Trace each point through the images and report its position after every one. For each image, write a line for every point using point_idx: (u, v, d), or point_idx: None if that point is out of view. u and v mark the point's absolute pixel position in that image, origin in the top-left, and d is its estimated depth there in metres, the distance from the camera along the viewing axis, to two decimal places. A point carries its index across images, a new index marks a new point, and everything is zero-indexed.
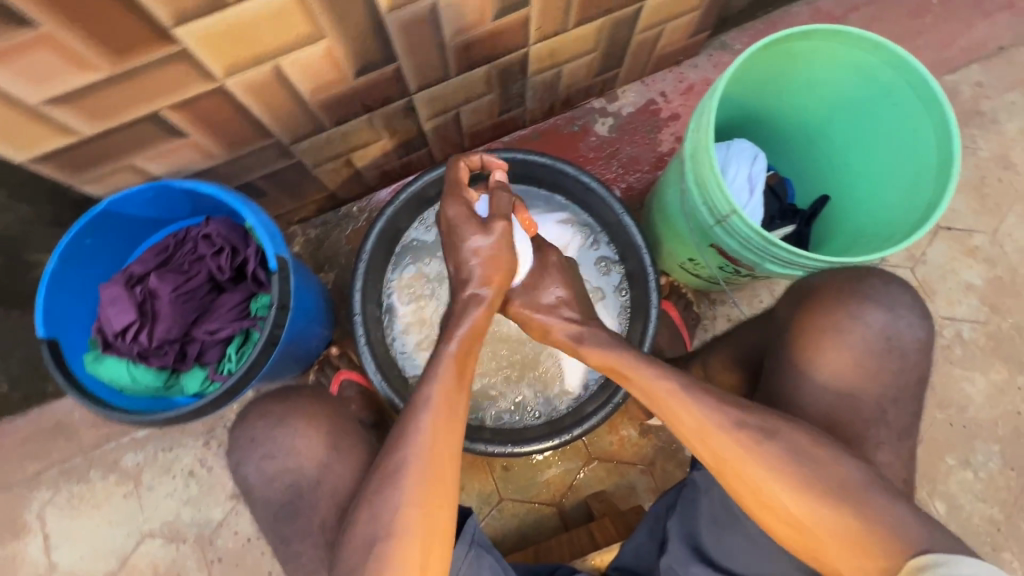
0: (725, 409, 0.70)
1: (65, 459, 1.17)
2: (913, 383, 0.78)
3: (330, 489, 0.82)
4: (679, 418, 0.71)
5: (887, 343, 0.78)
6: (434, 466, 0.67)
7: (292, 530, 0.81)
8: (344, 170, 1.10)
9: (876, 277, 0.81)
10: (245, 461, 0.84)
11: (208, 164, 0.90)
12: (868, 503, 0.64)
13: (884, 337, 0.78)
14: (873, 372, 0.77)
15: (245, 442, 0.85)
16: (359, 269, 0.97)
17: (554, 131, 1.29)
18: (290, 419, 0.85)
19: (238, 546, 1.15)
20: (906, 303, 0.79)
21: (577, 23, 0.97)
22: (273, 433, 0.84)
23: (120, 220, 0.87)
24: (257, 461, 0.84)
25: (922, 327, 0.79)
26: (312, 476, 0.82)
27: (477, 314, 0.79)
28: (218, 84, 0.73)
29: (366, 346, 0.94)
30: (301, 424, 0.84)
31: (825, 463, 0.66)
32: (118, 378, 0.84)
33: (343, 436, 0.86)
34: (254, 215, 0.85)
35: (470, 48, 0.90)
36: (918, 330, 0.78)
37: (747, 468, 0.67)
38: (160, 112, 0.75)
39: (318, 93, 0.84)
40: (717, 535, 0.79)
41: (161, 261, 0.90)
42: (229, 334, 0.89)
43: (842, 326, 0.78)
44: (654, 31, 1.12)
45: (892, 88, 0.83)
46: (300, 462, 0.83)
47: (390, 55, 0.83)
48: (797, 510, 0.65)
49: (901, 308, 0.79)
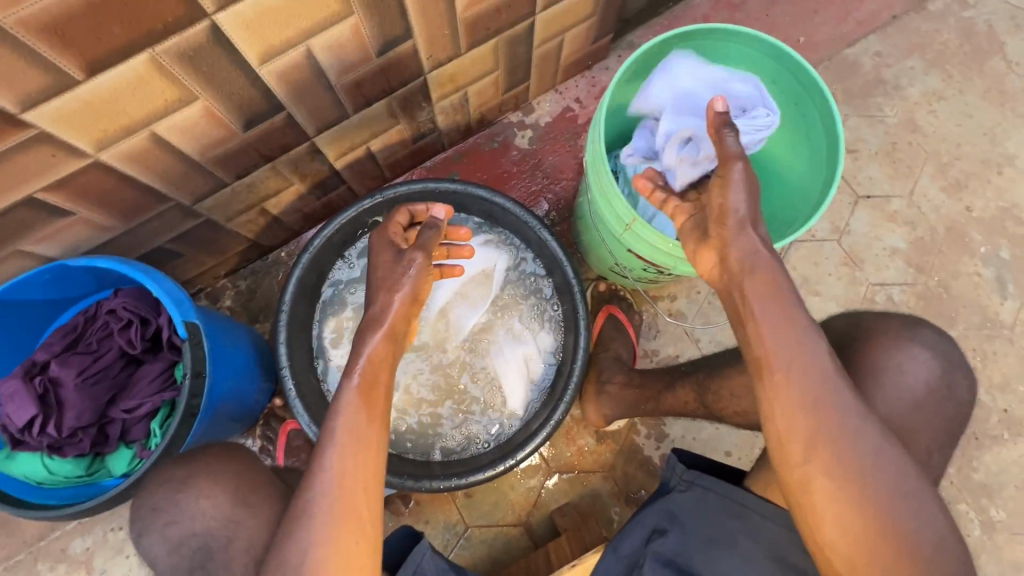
0: (827, 382, 0.62)
1: (9, 555, 1.12)
2: (955, 427, 0.82)
3: (243, 545, 0.77)
4: (797, 382, 0.62)
5: (942, 387, 0.81)
6: (355, 505, 0.66)
7: None
8: (261, 219, 1.08)
9: (930, 326, 0.85)
10: (148, 531, 0.79)
11: (106, 237, 0.87)
12: (896, 509, 0.63)
13: (938, 381, 0.81)
14: (926, 412, 0.80)
15: (147, 512, 0.79)
16: (281, 322, 0.94)
17: (475, 150, 1.29)
18: (194, 479, 0.79)
19: None
20: (943, 350, 0.83)
21: (469, 46, 0.97)
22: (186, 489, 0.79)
23: (17, 307, 0.84)
24: (160, 529, 0.78)
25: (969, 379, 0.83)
26: (221, 535, 0.77)
27: (375, 340, 0.74)
28: (90, 159, 0.71)
29: (298, 399, 0.93)
30: (204, 484, 0.79)
31: (903, 476, 0.62)
32: (33, 473, 0.80)
33: (253, 489, 0.81)
34: (158, 283, 0.82)
35: (362, 85, 0.90)
36: (967, 383, 0.83)
37: (830, 453, 0.61)
38: (35, 195, 0.72)
39: (208, 152, 0.82)
40: (707, 555, 0.80)
41: (69, 342, 0.87)
42: (150, 408, 0.86)
43: (901, 362, 0.80)
44: (555, 42, 1.13)
45: (778, 79, 0.86)
46: (207, 523, 0.78)
47: (275, 104, 0.82)
48: (850, 506, 0.61)
49: (955, 364, 0.83)
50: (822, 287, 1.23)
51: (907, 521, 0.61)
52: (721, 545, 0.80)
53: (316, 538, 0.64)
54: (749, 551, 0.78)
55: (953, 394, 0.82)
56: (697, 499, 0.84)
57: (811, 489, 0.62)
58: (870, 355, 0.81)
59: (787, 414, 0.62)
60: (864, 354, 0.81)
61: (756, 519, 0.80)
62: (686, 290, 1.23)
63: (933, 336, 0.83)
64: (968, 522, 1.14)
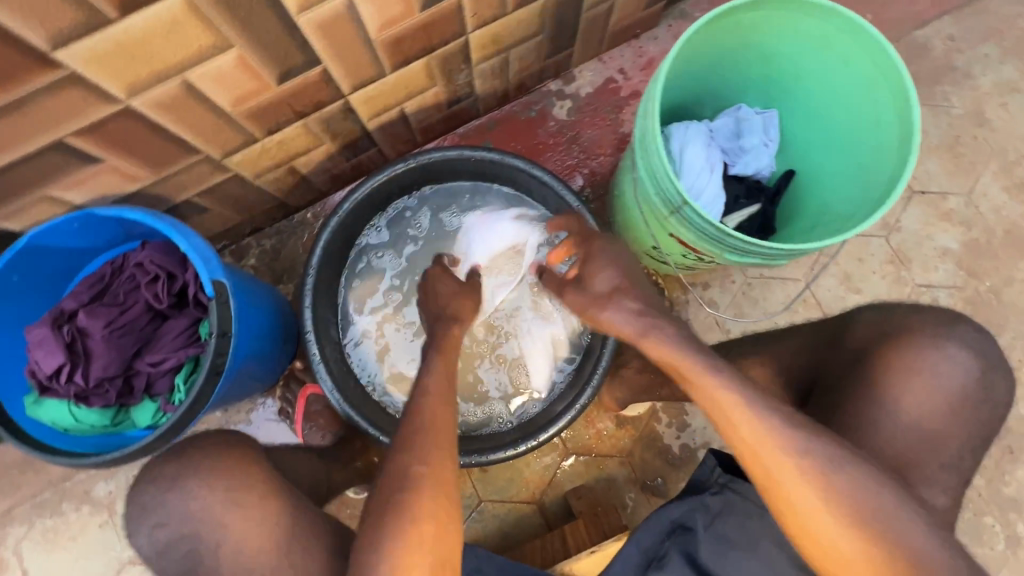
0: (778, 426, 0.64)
1: (36, 493, 1.15)
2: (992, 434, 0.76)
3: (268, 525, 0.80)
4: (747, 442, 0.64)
5: (981, 393, 0.75)
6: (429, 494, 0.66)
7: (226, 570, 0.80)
8: (289, 178, 1.05)
9: (970, 325, 0.79)
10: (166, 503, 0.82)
11: (135, 187, 0.85)
12: (896, 528, 0.61)
13: (976, 386, 0.75)
14: (958, 418, 0.74)
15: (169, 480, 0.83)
16: (308, 285, 0.92)
17: (511, 119, 1.23)
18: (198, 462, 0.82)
19: None
20: (982, 348, 0.77)
21: (516, 6, 0.91)
22: (182, 479, 0.82)
23: (47, 254, 0.83)
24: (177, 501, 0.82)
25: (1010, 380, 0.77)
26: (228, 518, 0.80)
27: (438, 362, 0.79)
28: (122, 105, 0.68)
29: (321, 364, 0.91)
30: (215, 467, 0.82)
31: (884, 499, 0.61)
32: (61, 419, 0.81)
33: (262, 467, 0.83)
34: (185, 238, 0.80)
35: (401, 42, 0.85)
36: (1008, 385, 0.76)
37: (802, 504, 0.62)
38: (65, 140, 0.70)
39: (240, 105, 0.79)
40: (722, 554, 0.79)
41: (97, 292, 0.86)
42: (175, 364, 0.85)
43: (929, 362, 0.75)
44: (604, 7, 1.06)
45: (849, 58, 0.79)
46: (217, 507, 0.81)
47: (312, 57, 0.78)
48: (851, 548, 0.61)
49: (994, 365, 0.76)
50: (864, 284, 1.18)
51: (917, 536, 0.61)
52: (741, 547, 0.79)
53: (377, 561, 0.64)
54: (775, 559, 0.76)
55: (991, 397, 0.76)
56: (728, 504, 0.82)
57: (815, 545, 0.62)
58: (901, 353, 0.76)
59: (757, 456, 0.64)
60: (891, 354, 0.76)
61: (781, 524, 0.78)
62: (722, 279, 1.19)
63: (970, 334, 0.77)
64: (992, 535, 1.11)
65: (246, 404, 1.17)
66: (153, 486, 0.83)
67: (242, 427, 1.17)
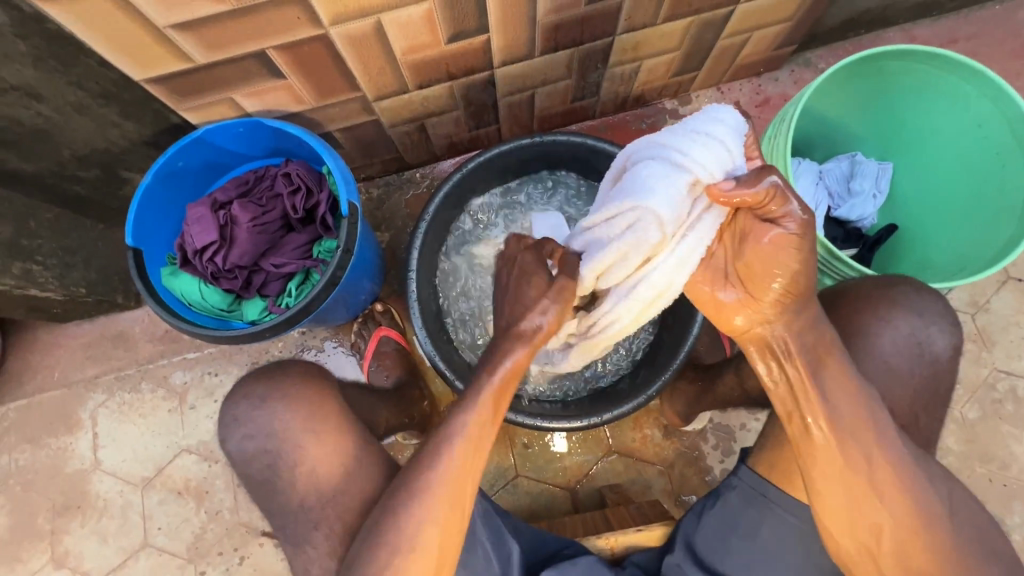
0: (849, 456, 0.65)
1: (122, 367, 1.25)
2: (946, 390, 0.75)
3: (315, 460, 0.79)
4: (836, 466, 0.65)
5: (918, 348, 0.75)
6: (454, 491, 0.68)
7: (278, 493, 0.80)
8: (416, 135, 1.14)
9: (910, 285, 0.77)
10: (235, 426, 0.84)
11: (297, 109, 0.95)
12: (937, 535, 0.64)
13: (915, 343, 0.75)
14: (908, 375, 0.74)
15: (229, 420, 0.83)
16: (420, 229, 0.99)
17: (623, 126, 1.30)
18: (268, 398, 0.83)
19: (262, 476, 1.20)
20: (939, 312, 0.76)
21: (666, 19, 0.98)
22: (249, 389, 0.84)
23: (212, 149, 0.96)
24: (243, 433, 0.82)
25: (954, 333, 0.76)
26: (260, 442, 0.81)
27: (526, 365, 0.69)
28: (323, 31, 0.78)
29: (417, 303, 0.98)
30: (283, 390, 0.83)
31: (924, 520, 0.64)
32: (189, 294, 0.93)
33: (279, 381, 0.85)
34: (334, 160, 0.91)
35: (559, 29, 0.93)
36: (950, 338, 0.75)
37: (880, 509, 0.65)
38: (267, 51, 0.80)
39: (410, 54, 0.88)
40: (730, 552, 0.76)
41: (242, 193, 0.98)
42: (292, 270, 0.95)
43: (871, 329, 0.75)
44: (740, 38, 1.12)
45: (984, 120, 0.85)
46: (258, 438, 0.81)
47: (483, 25, 0.86)
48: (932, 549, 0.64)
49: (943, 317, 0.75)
50: None
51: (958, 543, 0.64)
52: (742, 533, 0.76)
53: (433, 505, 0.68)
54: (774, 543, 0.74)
55: (929, 351, 0.75)
56: (743, 500, 0.77)
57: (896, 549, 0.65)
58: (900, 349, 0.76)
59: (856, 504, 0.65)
60: (860, 319, 0.76)
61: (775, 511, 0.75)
62: None
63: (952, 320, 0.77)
64: None
65: (323, 332, 1.24)
66: (246, 401, 0.83)
67: (315, 352, 1.24)
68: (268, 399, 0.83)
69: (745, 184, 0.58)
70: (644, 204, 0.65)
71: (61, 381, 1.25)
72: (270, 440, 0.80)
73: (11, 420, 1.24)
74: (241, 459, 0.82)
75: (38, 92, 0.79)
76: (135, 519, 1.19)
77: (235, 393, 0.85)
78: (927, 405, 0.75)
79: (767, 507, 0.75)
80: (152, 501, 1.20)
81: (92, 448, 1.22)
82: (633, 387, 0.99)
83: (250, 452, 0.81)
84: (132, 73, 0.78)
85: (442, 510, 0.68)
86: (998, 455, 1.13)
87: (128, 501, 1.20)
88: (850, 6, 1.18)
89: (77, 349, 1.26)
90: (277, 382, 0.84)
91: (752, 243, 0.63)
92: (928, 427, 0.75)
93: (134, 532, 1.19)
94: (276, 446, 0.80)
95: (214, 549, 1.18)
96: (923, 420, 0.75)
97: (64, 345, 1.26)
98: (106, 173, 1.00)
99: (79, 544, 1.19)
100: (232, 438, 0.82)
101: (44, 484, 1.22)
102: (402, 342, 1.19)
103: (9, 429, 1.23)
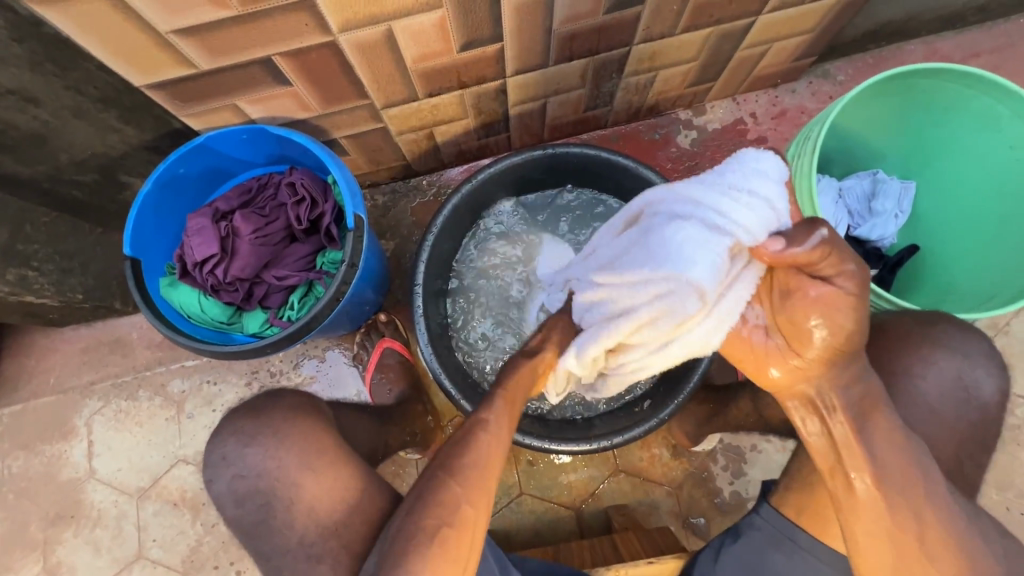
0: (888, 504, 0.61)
1: (119, 373, 1.22)
2: (991, 434, 0.73)
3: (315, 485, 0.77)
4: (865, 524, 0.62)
5: (964, 391, 0.73)
6: (470, 520, 0.61)
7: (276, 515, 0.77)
8: (424, 143, 1.10)
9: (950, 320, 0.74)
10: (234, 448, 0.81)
11: (302, 116, 0.92)
12: None
13: (961, 385, 0.73)
14: (950, 420, 0.72)
15: (217, 459, 0.82)
16: (427, 241, 0.96)
17: (635, 136, 1.27)
18: (259, 436, 0.81)
19: None
20: (985, 354, 0.74)
21: (685, 29, 0.95)
22: (239, 423, 0.83)
23: (214, 156, 0.94)
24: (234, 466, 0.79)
25: (1000, 378, 0.73)
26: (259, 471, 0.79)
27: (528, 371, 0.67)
28: (331, 38, 0.75)
29: (423, 318, 0.94)
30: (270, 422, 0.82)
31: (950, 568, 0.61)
32: (188, 305, 0.92)
33: (270, 411, 0.84)
34: (340, 171, 0.88)
35: (575, 39, 0.89)
36: (996, 384, 0.73)
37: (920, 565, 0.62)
38: (273, 58, 0.77)
39: (421, 62, 0.85)
40: None
41: (244, 201, 0.97)
42: (294, 282, 0.95)
43: (914, 370, 0.73)
44: (759, 50, 1.08)
45: (1016, 142, 0.83)
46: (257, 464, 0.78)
47: (497, 33, 0.83)
48: None
49: (986, 362, 0.73)
50: None
51: None
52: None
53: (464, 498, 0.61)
54: None
55: (977, 397, 0.73)
56: (768, 541, 0.77)
57: None
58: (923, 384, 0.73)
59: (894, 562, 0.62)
60: (899, 358, 0.74)
61: (799, 553, 0.75)
62: None
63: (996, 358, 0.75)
64: None
65: (325, 341, 1.21)
66: (234, 439, 0.82)
67: (316, 362, 1.21)
68: (258, 435, 0.81)
69: (796, 242, 0.55)
70: (680, 274, 0.63)
71: (57, 387, 1.22)
72: (261, 479, 0.79)
73: (4, 426, 1.21)
74: (231, 500, 0.80)
75: (34, 96, 0.77)
76: (129, 530, 1.17)
77: (221, 432, 0.84)
78: (953, 440, 0.72)
79: (792, 551, 0.76)
80: (147, 512, 1.17)
81: (87, 457, 1.20)
82: (644, 410, 0.95)
83: (240, 492, 0.80)
84: (132, 78, 0.75)
85: (462, 524, 0.61)
86: (1016, 482, 1.10)
87: (123, 512, 1.18)
88: (872, 17, 1.15)
89: (73, 354, 1.23)
90: (267, 419, 0.83)
91: (797, 299, 0.58)
92: (954, 463, 0.72)
93: (128, 543, 1.16)
94: (281, 464, 0.79)
95: (209, 563, 1.15)
96: (949, 455, 0.72)
97: (60, 350, 1.23)
98: (105, 177, 0.97)
99: (71, 555, 1.16)
100: (221, 479, 0.81)
101: (38, 492, 1.19)
102: (406, 354, 1.15)
103: (3, 435, 1.21)
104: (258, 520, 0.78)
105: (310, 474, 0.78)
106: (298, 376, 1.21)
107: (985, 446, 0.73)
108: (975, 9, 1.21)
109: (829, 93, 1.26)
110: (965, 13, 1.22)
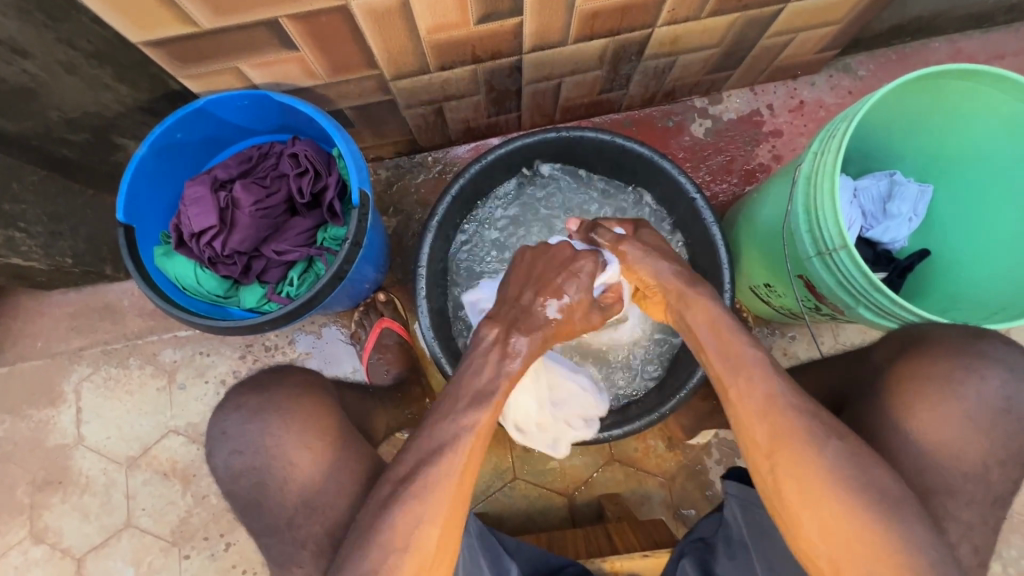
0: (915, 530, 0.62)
1: (109, 340, 1.19)
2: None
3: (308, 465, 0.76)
4: None
5: None
6: (442, 515, 0.64)
7: (268, 494, 0.76)
8: (432, 118, 1.07)
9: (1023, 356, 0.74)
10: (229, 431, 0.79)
11: (308, 83, 0.88)
12: None
13: None
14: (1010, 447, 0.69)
15: (216, 433, 0.78)
16: (433, 222, 0.92)
17: (649, 123, 1.23)
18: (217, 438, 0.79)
19: (232, 522, 1.15)
20: None
21: (711, 13, 0.91)
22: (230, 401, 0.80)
23: (212, 122, 0.90)
24: (233, 449, 0.78)
25: None
26: (249, 451, 0.77)
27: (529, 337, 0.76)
28: (342, 3, 0.71)
29: (425, 301, 0.91)
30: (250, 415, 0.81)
31: None
32: (184, 276, 0.91)
33: None
34: (346, 144, 0.85)
35: (597, 17, 0.85)
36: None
37: None
38: (279, 21, 0.72)
39: (435, 33, 0.81)
40: None
41: (244, 170, 0.94)
42: (294, 258, 0.93)
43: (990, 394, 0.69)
44: (783, 39, 1.05)
45: None
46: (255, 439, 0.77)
47: (517, 7, 0.79)
48: None
49: None
50: None
51: None
52: None
53: (433, 514, 0.64)
54: None
55: None
56: None
57: None
58: None
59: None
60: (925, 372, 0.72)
61: None
62: (812, 335, 1.17)
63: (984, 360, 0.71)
64: None
65: (321, 317, 1.19)
66: (235, 414, 0.79)
67: (312, 338, 1.19)
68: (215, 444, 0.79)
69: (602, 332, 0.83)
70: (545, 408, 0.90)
71: (44, 351, 1.19)
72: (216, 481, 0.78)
73: None
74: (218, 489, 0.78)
75: (23, 48, 0.72)
76: (118, 498, 1.16)
77: (226, 404, 0.80)
78: (980, 457, 0.69)
79: None
80: (136, 481, 1.16)
81: (74, 424, 1.18)
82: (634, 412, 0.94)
83: (236, 468, 0.77)
84: (129, 34, 0.71)
85: (442, 513, 0.64)
86: None
87: (112, 480, 1.16)
88: (901, 12, 1.12)
89: (62, 318, 1.20)
90: None
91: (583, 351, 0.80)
92: (971, 476, 0.69)
93: (117, 512, 1.15)
94: (284, 449, 0.76)
95: (199, 534, 1.15)
96: (967, 471, 0.69)
97: (49, 314, 1.20)
98: (97, 137, 0.93)
99: (59, 521, 1.15)
100: (219, 453, 0.77)
101: (25, 457, 1.17)
102: (405, 335, 1.13)
103: None
104: (253, 504, 0.77)
105: (304, 453, 0.76)
106: (293, 352, 1.18)
107: (1004, 459, 0.69)
108: (1004, 9, 1.18)
109: (849, 88, 1.23)
110: (994, 13, 1.18)
